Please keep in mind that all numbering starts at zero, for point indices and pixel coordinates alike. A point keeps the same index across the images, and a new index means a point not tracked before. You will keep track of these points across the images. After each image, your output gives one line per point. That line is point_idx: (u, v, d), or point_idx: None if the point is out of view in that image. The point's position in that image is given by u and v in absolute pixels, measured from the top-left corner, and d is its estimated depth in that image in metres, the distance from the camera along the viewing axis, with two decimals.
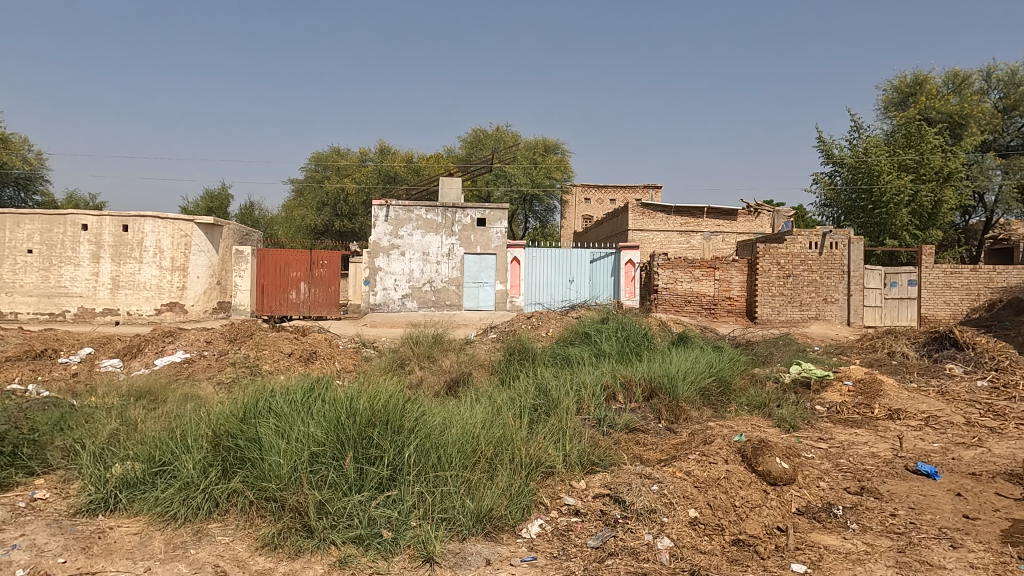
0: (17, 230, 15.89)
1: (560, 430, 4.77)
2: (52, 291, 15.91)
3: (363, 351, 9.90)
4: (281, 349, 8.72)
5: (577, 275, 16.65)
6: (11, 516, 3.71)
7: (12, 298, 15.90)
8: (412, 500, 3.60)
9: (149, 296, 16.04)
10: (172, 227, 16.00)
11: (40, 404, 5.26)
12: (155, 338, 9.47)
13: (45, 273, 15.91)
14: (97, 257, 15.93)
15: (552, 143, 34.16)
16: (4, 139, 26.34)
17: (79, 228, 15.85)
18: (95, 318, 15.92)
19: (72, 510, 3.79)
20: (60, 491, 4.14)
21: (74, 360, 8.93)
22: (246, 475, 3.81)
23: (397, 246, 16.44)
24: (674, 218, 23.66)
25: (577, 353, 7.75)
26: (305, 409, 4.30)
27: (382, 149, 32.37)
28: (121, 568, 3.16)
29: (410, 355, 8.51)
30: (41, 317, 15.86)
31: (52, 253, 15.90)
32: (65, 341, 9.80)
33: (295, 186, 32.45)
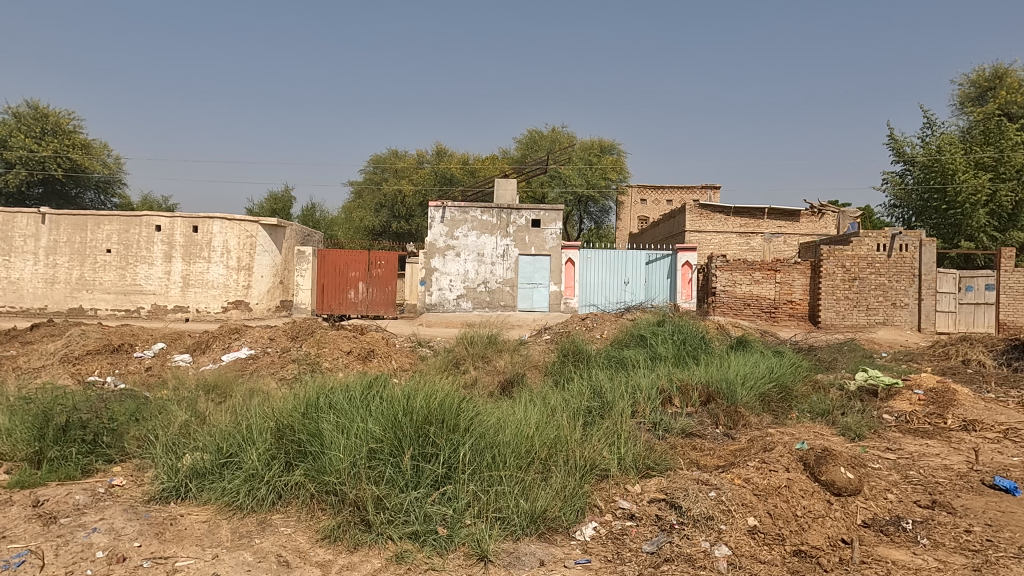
0: (97, 231, 16.79)
1: (615, 433, 4.72)
2: (128, 289, 16.77)
3: (419, 350, 10.06)
4: (340, 347, 8.94)
5: (632, 277, 16.50)
6: (92, 501, 3.93)
7: (91, 295, 16.82)
8: (467, 499, 3.63)
9: (216, 295, 16.72)
10: (238, 227, 16.65)
11: (118, 395, 5.55)
12: (222, 335, 9.86)
13: (121, 271, 16.78)
14: (169, 257, 16.71)
15: (609, 143, 33.88)
16: (86, 145, 27.96)
17: (154, 228, 16.66)
18: (167, 315, 16.70)
19: (146, 497, 3.99)
20: (135, 478, 4.37)
21: (149, 354, 9.40)
22: (308, 468, 3.92)
23: (453, 247, 16.63)
24: (733, 219, 23.14)
25: (632, 355, 7.67)
26: (364, 406, 4.40)
27: (438, 151, 32.83)
28: (191, 554, 3.31)
29: (465, 355, 8.61)
30: (118, 313, 16.75)
31: (128, 252, 16.76)
32: (140, 336, 10.31)
33: (354, 188, 33.23)
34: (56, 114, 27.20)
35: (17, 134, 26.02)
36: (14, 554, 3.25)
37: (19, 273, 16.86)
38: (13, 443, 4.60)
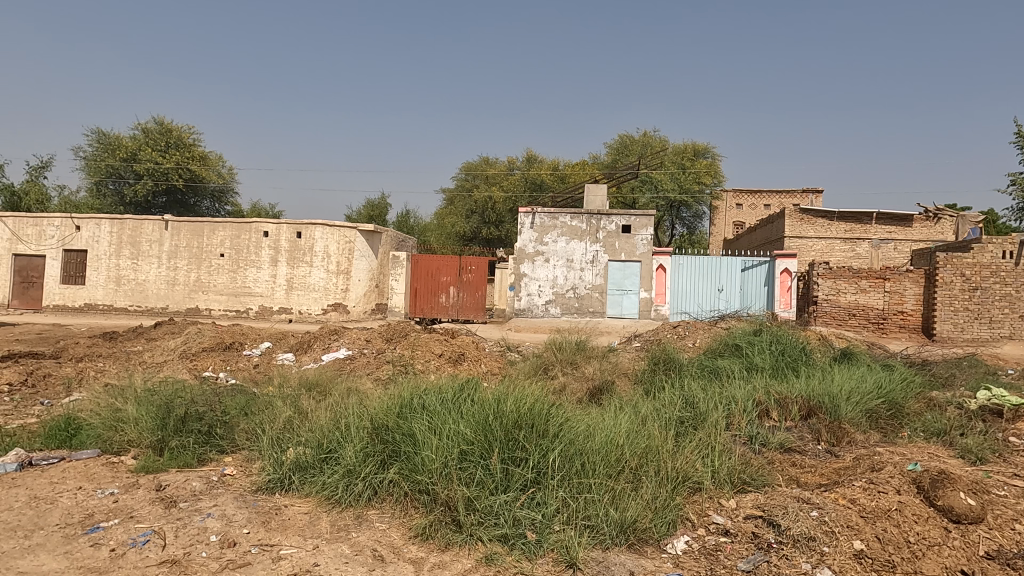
0: (212, 236, 18.05)
1: (708, 445, 4.58)
2: (238, 290, 17.92)
3: (508, 355, 10.16)
4: (432, 350, 9.16)
5: (727, 284, 15.97)
6: (206, 488, 4.22)
7: (206, 296, 18.09)
8: (556, 505, 3.63)
9: (317, 297, 17.58)
10: (338, 233, 17.45)
11: (229, 390, 5.94)
12: (323, 336, 10.34)
13: (233, 274, 17.94)
14: (275, 261, 17.72)
15: (703, 146, 33.00)
16: (203, 157, 30.13)
17: (262, 234, 17.74)
18: (273, 316, 17.72)
19: (254, 487, 4.24)
20: (244, 469, 4.65)
21: (257, 353, 9.99)
22: (401, 466, 4.05)
23: (542, 253, 16.69)
24: (837, 224, 21.94)
25: (727, 366, 7.41)
26: (455, 408, 4.50)
27: (529, 157, 33.09)
28: (294, 543, 3.48)
29: (553, 361, 8.61)
30: (230, 314, 17.92)
31: (239, 257, 17.91)
32: (249, 336, 10.97)
33: (447, 195, 34.01)
34: (179, 129, 29.49)
35: (145, 148, 28.41)
36: (140, 534, 3.54)
37: (144, 275, 18.37)
38: (140, 431, 5.01)
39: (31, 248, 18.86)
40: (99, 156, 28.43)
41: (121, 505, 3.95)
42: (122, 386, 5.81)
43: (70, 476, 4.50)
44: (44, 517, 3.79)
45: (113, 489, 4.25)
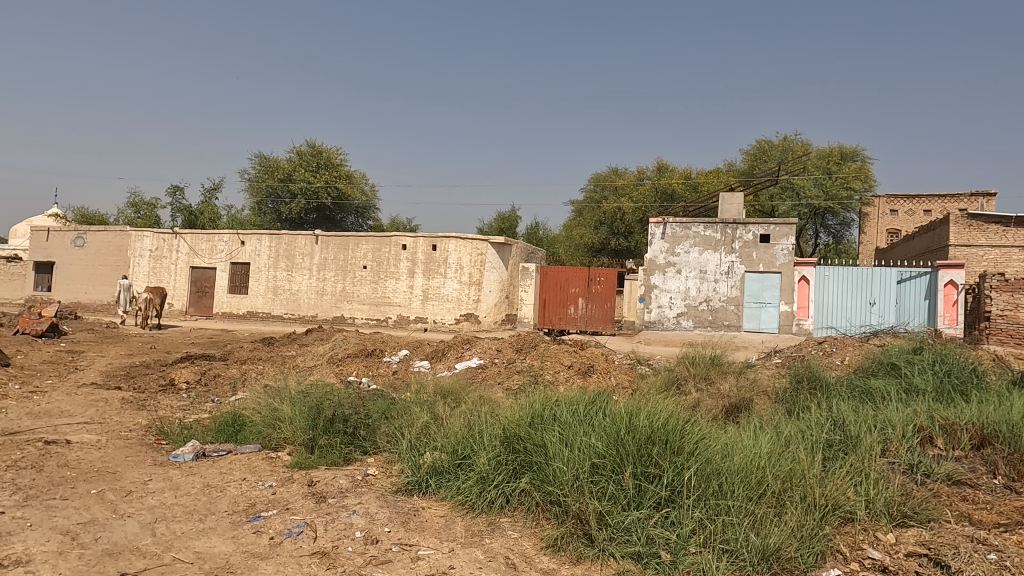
0: (356, 250, 19.30)
1: (861, 472, 4.21)
2: (379, 300, 19.00)
3: (638, 368, 9.96)
4: (562, 361, 9.19)
5: (880, 297, 14.70)
6: (352, 486, 4.49)
7: (351, 305, 19.34)
8: (692, 525, 3.49)
9: (451, 307, 18.26)
10: (471, 246, 18.05)
11: (372, 394, 6.30)
12: (456, 345, 10.69)
13: (374, 284, 19.06)
14: (412, 273, 18.64)
15: (851, 149, 30.71)
16: (350, 176, 32.34)
17: (400, 247, 18.74)
18: (410, 324, 18.62)
19: (394, 488, 4.46)
20: (385, 470, 4.91)
21: (395, 360, 10.53)
22: (533, 477, 4.10)
23: (674, 264, 16.26)
24: (1014, 231, 19.52)
25: (881, 386, 6.79)
26: (586, 420, 4.48)
27: (659, 167, 32.43)
28: (431, 544, 3.62)
29: (686, 375, 8.34)
30: (371, 322, 19.04)
31: (380, 268, 19.01)
32: (389, 343, 11.58)
33: (575, 206, 34.09)
34: (328, 150, 31.93)
35: (299, 169, 31.01)
36: (295, 525, 3.83)
37: (297, 285, 19.96)
38: (294, 429, 5.44)
39: (204, 261, 21.13)
40: (261, 178, 31.41)
41: (278, 497, 4.30)
42: (279, 388, 6.35)
43: (237, 467, 4.97)
44: (214, 504, 4.21)
45: (272, 482, 4.63)
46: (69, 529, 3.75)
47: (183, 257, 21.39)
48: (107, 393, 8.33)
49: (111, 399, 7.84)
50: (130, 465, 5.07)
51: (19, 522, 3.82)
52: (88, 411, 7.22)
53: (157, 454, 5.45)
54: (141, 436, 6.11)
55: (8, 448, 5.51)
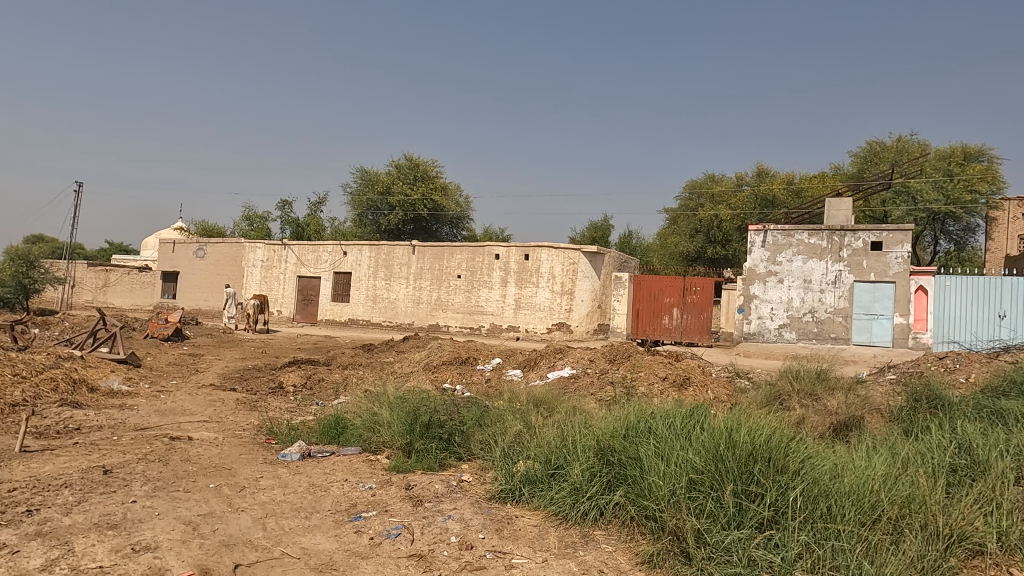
0: (451, 259, 19.76)
1: (991, 501, 3.85)
2: (472, 309, 19.35)
3: (738, 382, 9.56)
4: (656, 372, 8.98)
5: (1010, 309, 13.53)
6: (447, 491, 4.58)
7: (445, 314, 19.80)
8: (798, 548, 3.30)
9: (543, 316, 18.32)
10: (563, 255, 18.07)
11: (466, 401, 6.39)
12: (549, 354, 10.69)
13: (468, 293, 19.43)
14: (505, 282, 18.87)
15: (975, 148, 28.34)
16: (445, 187, 33.17)
17: (493, 257, 19.03)
18: (502, 333, 18.84)
19: (488, 495, 4.52)
20: (479, 476, 4.97)
21: (489, 368, 10.67)
22: (628, 490, 4.03)
23: (775, 273, 15.57)
24: None
25: (1014, 407, 6.18)
26: (683, 434, 4.35)
27: (759, 172, 31.21)
28: (524, 553, 3.62)
29: (790, 390, 7.95)
30: (465, 330, 19.40)
31: (474, 277, 19.37)
32: (482, 351, 11.75)
33: (670, 214, 33.38)
34: (425, 163, 32.93)
35: (397, 182, 32.21)
36: (393, 527, 3.95)
37: (395, 294, 20.67)
38: (392, 434, 5.63)
39: (310, 270, 22.28)
40: (361, 191, 32.86)
41: (377, 499, 4.46)
42: (378, 393, 6.58)
43: (339, 468, 5.19)
44: (319, 502, 4.41)
45: (372, 483, 4.81)
46: (191, 519, 4.04)
47: (290, 267, 22.65)
48: (224, 394, 8.95)
49: (227, 400, 8.41)
50: (243, 462, 5.42)
51: (149, 510, 4.16)
52: (207, 410, 7.78)
53: (268, 453, 5.78)
54: (253, 435, 6.51)
55: (139, 442, 6.01)
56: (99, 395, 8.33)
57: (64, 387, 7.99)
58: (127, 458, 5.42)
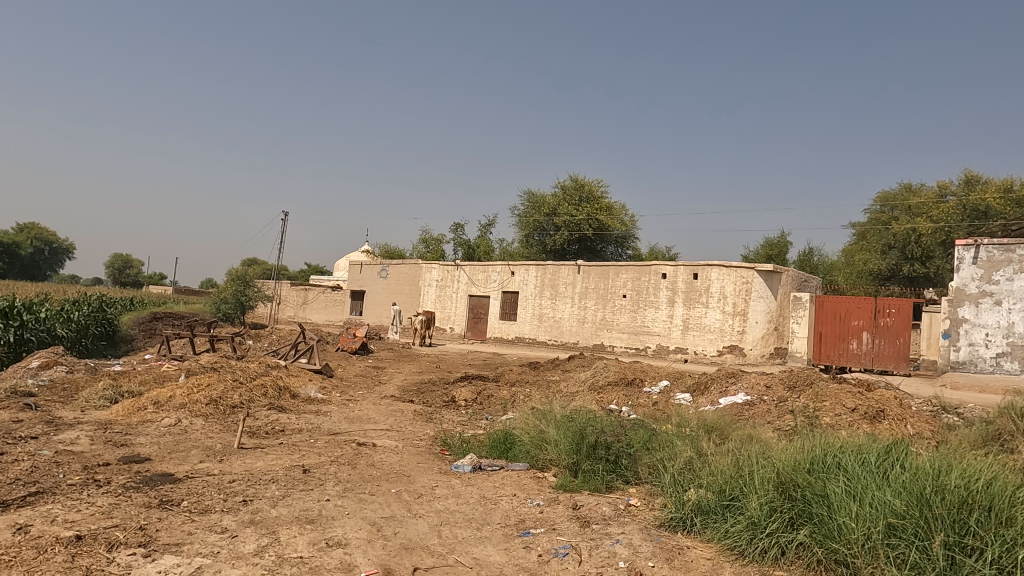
0: (617, 279, 19.65)
1: None
2: (638, 329, 19.03)
3: (944, 417, 8.42)
4: (844, 403, 8.16)
5: None
6: (614, 514, 4.51)
7: (611, 334, 19.65)
8: None
9: (713, 338, 17.56)
10: (735, 274, 17.23)
11: (633, 423, 6.26)
12: (720, 378, 10.17)
13: (634, 313, 19.16)
14: (672, 302, 18.39)
15: None
16: (610, 207, 33.11)
17: (660, 276, 18.67)
18: (669, 354, 18.32)
19: (657, 522, 4.39)
20: (647, 502, 4.85)
21: (656, 391, 10.37)
22: (814, 530, 3.71)
23: (991, 294, 13.60)
24: None
25: None
26: (879, 473, 3.93)
27: (968, 180, 27.56)
28: None
29: (1013, 431, 6.83)
30: (630, 351, 19.13)
31: (640, 297, 19.08)
32: (649, 373, 11.45)
33: (857, 229, 30.49)
34: (590, 184, 33.15)
35: (563, 203, 32.73)
36: (561, 546, 3.96)
37: (560, 313, 20.92)
38: (559, 452, 5.67)
39: (480, 289, 23.28)
40: (529, 213, 33.81)
41: (545, 516, 4.50)
42: (546, 410, 6.66)
43: (508, 483, 5.32)
44: (490, 515, 4.55)
45: (540, 500, 4.87)
46: (375, 521, 4.36)
47: (462, 286, 23.83)
48: (403, 405, 9.59)
49: (406, 410, 9.00)
50: (421, 470, 5.75)
51: (340, 509, 4.55)
52: (389, 419, 8.39)
53: (442, 463, 6.09)
54: (429, 445, 6.89)
55: (332, 445, 6.62)
56: (299, 401, 9.31)
57: (272, 393, 9.05)
58: (322, 459, 5.99)
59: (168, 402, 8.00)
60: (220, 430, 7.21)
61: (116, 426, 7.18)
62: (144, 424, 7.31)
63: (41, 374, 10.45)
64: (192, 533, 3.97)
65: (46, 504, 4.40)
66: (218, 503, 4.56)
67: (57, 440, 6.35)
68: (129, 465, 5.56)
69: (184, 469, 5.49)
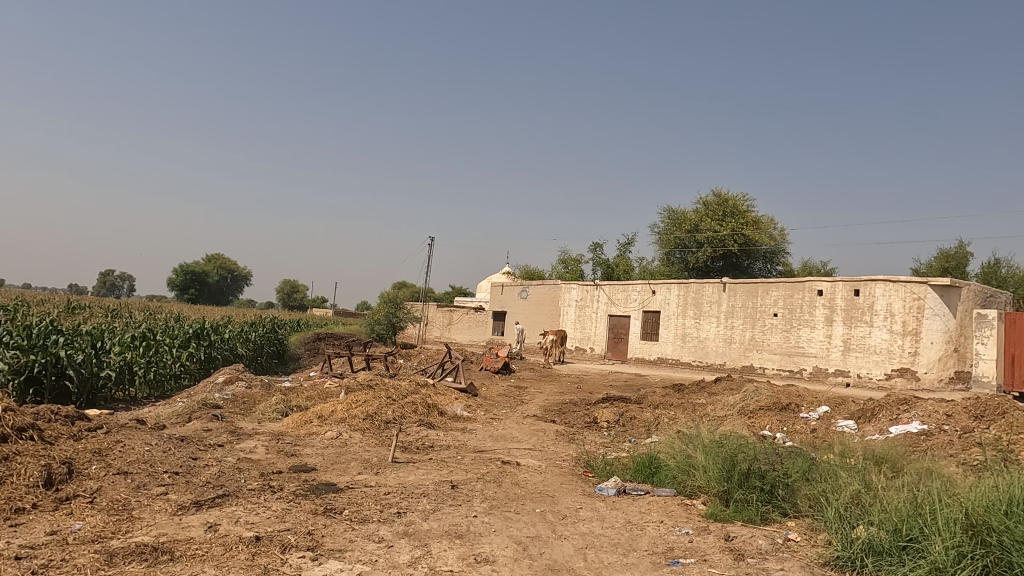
0: (766, 296, 18.58)
1: None
2: (792, 350, 17.84)
3: None
4: None
5: None
6: (772, 549, 4.23)
7: (761, 354, 18.58)
8: None
9: (879, 360, 16.03)
10: (904, 289, 15.63)
11: (789, 451, 5.83)
12: (890, 404, 9.22)
13: (787, 333, 18.00)
14: (830, 321, 17.06)
15: None
16: (757, 221, 31.47)
17: (816, 293, 17.43)
18: (828, 378, 16.98)
19: (821, 560, 4.05)
20: (809, 538, 4.48)
21: (814, 417, 9.63)
22: None
23: None
24: None
25: None
26: None
27: None
28: None
29: None
30: (783, 373, 17.97)
31: (793, 316, 17.91)
32: (806, 397, 10.65)
33: None
34: (735, 198, 31.81)
35: (705, 219, 31.67)
36: None
37: (705, 333, 20.11)
38: (709, 479, 5.41)
39: (621, 309, 23.00)
40: (669, 230, 33.12)
41: (695, 546, 4.31)
42: (693, 434, 6.41)
43: (654, 509, 5.16)
44: (636, 541, 4.44)
45: (688, 529, 4.67)
46: (522, 540, 4.40)
47: (602, 306, 23.66)
48: (546, 424, 9.66)
49: (549, 430, 9.06)
50: (564, 492, 5.74)
51: (487, 526, 4.65)
52: (532, 439, 8.48)
53: (586, 485, 6.04)
54: (572, 466, 6.88)
55: (478, 462, 6.81)
56: (447, 418, 9.68)
57: (421, 410, 9.49)
58: (469, 476, 6.17)
59: (330, 416, 8.64)
60: (375, 444, 7.67)
61: (287, 437, 7.88)
62: (310, 436, 7.95)
63: (225, 388, 11.73)
64: (353, 541, 4.23)
65: (231, 506, 4.91)
66: (375, 513, 4.84)
67: (239, 448, 7.08)
68: (298, 473, 6.07)
69: (346, 479, 5.89)
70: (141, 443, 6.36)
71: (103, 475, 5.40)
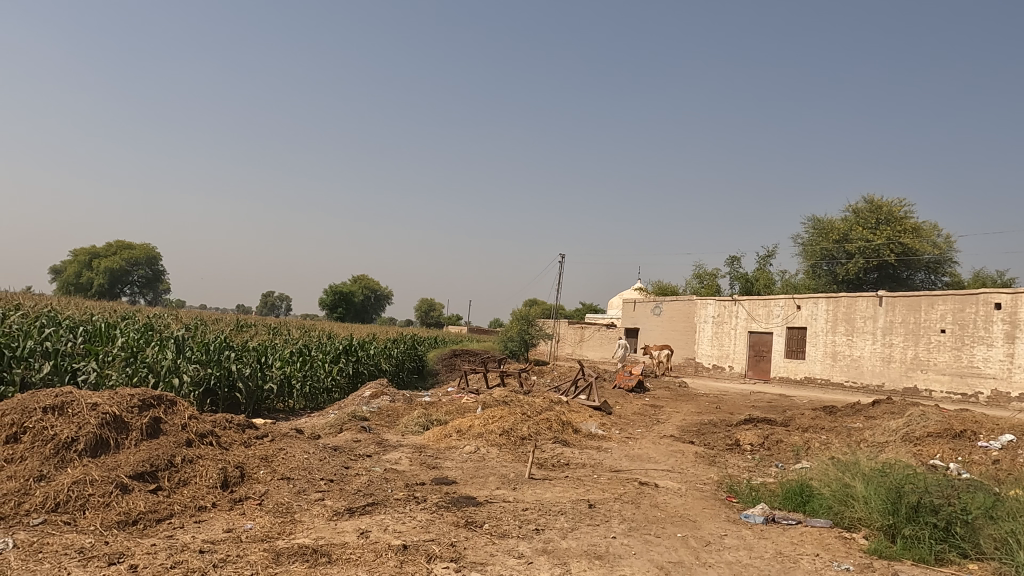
0: (932, 311, 16.84)
1: None
2: (964, 371, 15.99)
3: None
4: None
5: None
6: None
7: (926, 375, 16.82)
8: None
9: None
10: None
11: (967, 484, 5.19)
12: None
13: (957, 352, 16.18)
14: (1012, 338, 15.13)
15: None
16: (918, 228, 28.60)
17: (993, 306, 15.56)
18: (1011, 403, 15.01)
19: None
20: None
21: (996, 446, 8.53)
22: None
23: None
24: None
25: None
26: None
27: None
28: None
29: None
30: (954, 397, 16.15)
31: (964, 332, 16.08)
32: (985, 425, 9.44)
33: None
34: (890, 204, 29.16)
35: (855, 227, 29.41)
36: None
37: (859, 351, 18.54)
38: (870, 511, 4.96)
39: (762, 325, 21.78)
40: (815, 241, 31.27)
41: None
42: (850, 461, 5.89)
43: (808, 541, 4.81)
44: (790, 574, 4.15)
45: (849, 564, 4.30)
46: (664, 564, 4.27)
47: (742, 322, 22.54)
48: (684, 445, 9.32)
49: (688, 452, 8.73)
50: (707, 517, 5.49)
51: (627, 548, 4.55)
52: (670, 460, 8.21)
53: (730, 511, 5.75)
54: (714, 490, 6.58)
55: (615, 482, 6.70)
56: (581, 436, 9.62)
57: (556, 427, 9.50)
58: (606, 495, 6.08)
59: (468, 431, 8.90)
60: (512, 459, 7.78)
61: (429, 450, 8.20)
62: (450, 450, 8.23)
63: (372, 401, 12.49)
64: (493, 555, 4.31)
65: (380, 514, 5.18)
66: (514, 529, 4.90)
67: (386, 459, 7.47)
68: (440, 486, 6.29)
69: (485, 494, 6.02)
70: (301, 451, 6.90)
71: (270, 480, 5.90)
